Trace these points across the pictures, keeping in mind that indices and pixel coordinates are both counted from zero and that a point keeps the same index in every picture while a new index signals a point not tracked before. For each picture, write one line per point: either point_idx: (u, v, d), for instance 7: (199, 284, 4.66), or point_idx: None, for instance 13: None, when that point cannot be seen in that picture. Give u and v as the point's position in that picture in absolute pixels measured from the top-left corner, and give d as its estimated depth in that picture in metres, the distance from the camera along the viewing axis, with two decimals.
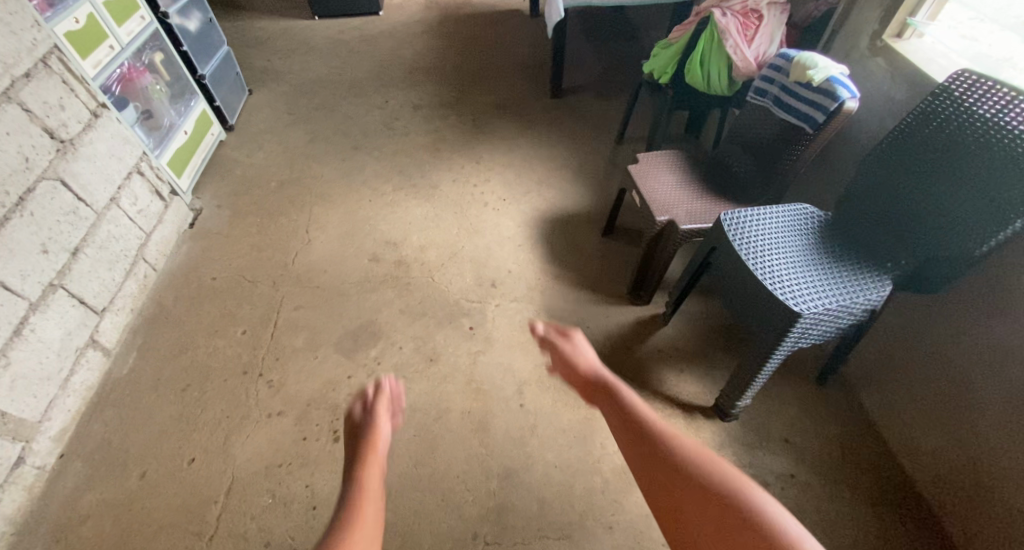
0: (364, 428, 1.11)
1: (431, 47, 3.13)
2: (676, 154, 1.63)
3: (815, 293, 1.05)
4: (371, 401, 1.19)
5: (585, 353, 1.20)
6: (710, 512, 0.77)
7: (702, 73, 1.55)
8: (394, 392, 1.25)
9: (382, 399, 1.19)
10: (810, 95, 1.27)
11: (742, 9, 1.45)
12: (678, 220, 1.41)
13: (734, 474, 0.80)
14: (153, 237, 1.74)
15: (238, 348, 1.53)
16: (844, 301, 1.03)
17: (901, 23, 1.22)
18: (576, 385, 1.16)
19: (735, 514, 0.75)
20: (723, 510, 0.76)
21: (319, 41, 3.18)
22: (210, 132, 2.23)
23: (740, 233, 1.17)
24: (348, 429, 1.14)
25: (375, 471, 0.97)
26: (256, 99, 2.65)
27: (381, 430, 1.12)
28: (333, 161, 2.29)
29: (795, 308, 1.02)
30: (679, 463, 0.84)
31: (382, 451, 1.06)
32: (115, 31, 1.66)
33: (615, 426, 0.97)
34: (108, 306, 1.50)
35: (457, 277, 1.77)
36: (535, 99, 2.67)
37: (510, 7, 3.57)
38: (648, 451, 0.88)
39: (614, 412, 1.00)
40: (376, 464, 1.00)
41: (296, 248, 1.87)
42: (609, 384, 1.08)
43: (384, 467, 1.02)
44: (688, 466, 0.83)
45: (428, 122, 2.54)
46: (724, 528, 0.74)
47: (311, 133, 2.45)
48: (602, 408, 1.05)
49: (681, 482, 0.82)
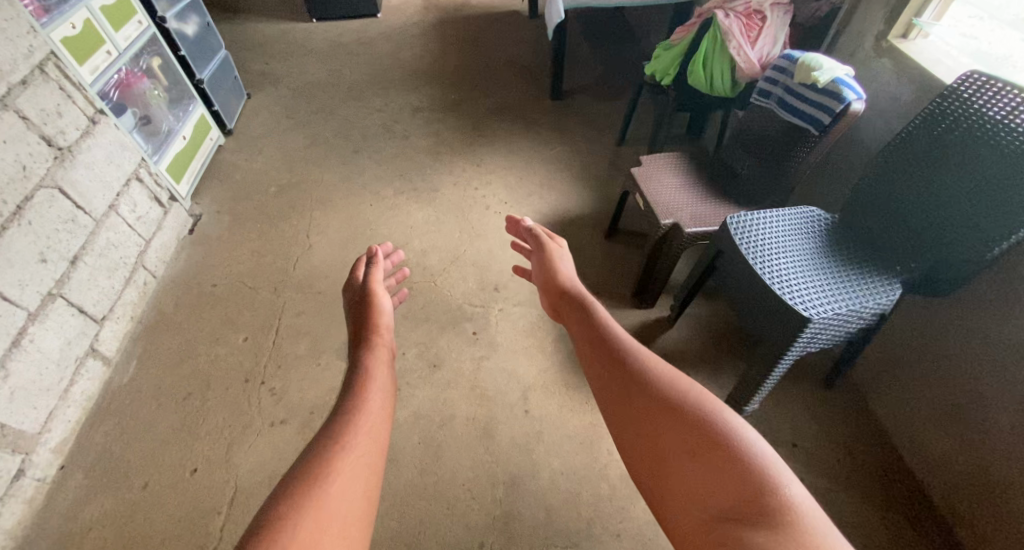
0: (369, 296, 1.23)
1: (430, 50, 3.12)
2: (680, 156, 1.62)
3: (824, 298, 1.04)
4: (368, 272, 1.35)
5: (562, 256, 1.43)
6: (675, 424, 0.78)
7: (705, 75, 1.54)
8: (395, 264, 1.49)
9: (376, 270, 1.34)
10: (815, 97, 1.26)
11: (746, 11, 1.44)
12: (683, 223, 1.40)
13: (709, 398, 0.81)
14: (152, 244, 1.72)
15: (240, 356, 1.52)
16: (854, 306, 1.02)
17: (907, 23, 1.21)
18: (552, 293, 1.31)
19: (703, 426, 0.76)
20: (693, 424, 0.77)
21: (317, 44, 3.17)
22: (209, 137, 2.22)
23: (746, 236, 1.16)
24: (350, 296, 1.30)
25: (381, 360, 1.04)
26: (254, 103, 2.64)
27: (382, 302, 1.23)
28: (333, 165, 2.27)
29: (804, 314, 1.01)
30: (654, 381, 0.86)
31: (389, 335, 1.15)
32: (112, 36, 1.64)
33: (594, 346, 1.01)
34: (107, 314, 1.48)
35: (459, 282, 1.77)
36: (534, 101, 2.66)
37: (509, 8, 3.56)
38: (622, 369, 0.91)
39: (595, 332, 1.04)
40: (384, 349, 1.09)
41: (297, 254, 1.86)
42: (591, 304, 1.16)
43: (391, 355, 1.10)
44: (661, 385, 0.85)
45: (428, 125, 2.53)
46: (692, 438, 0.76)
47: (310, 137, 2.43)
48: (581, 328, 1.10)
49: (650, 398, 0.84)
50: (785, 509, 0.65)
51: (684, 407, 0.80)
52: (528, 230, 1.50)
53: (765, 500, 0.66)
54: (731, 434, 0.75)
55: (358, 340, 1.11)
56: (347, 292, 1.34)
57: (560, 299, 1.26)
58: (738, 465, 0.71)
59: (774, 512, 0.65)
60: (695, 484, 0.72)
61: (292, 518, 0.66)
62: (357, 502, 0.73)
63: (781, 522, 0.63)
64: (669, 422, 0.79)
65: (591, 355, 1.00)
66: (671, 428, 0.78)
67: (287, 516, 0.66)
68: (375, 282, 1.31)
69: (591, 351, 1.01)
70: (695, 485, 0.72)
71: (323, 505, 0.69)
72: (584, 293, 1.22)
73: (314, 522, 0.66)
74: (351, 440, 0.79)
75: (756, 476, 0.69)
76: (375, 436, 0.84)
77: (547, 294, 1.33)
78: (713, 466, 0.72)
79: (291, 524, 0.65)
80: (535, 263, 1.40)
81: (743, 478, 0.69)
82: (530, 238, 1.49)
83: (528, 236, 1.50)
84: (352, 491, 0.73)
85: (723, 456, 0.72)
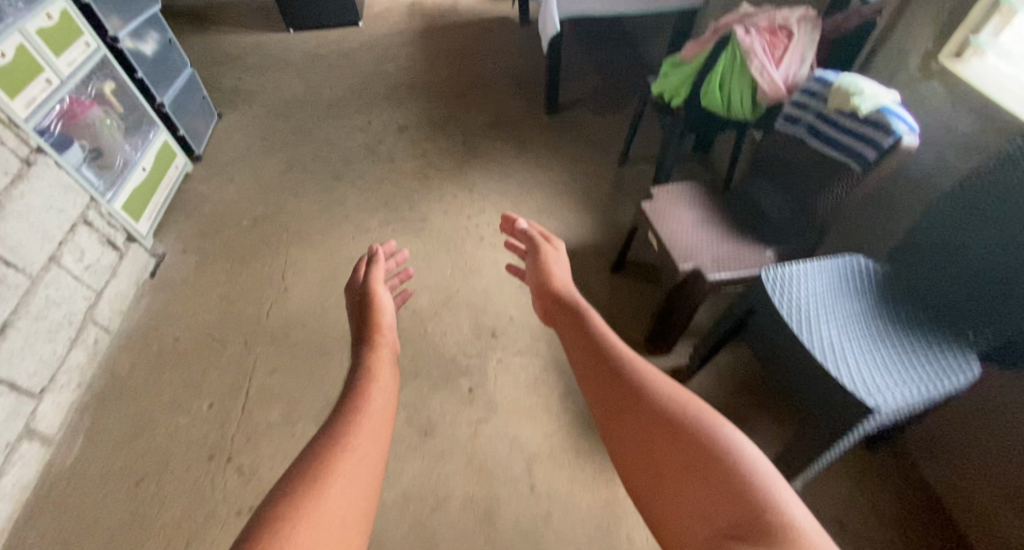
0: (370, 293, 1.25)
1: (416, 61, 2.94)
2: (694, 187, 1.46)
3: (891, 380, 0.86)
4: (368, 269, 1.37)
5: (557, 258, 1.37)
6: (671, 435, 0.68)
7: (721, 96, 1.38)
8: (400, 264, 1.50)
9: (378, 267, 1.36)
10: (855, 127, 1.10)
11: (769, 26, 1.27)
12: (704, 268, 1.24)
13: (706, 410, 0.70)
14: (105, 295, 1.54)
15: (204, 426, 1.34)
16: (927, 392, 0.85)
17: (962, 40, 1.03)
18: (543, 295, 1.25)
19: (701, 439, 0.66)
20: (688, 437, 0.67)
21: (295, 56, 2.98)
22: (173, 165, 2.03)
23: (789, 300, 0.98)
24: (351, 295, 1.32)
25: (385, 363, 1.01)
26: (226, 124, 2.45)
27: (382, 299, 1.25)
28: (312, 193, 2.09)
29: (870, 404, 0.82)
30: (644, 388, 0.76)
31: (390, 337, 1.14)
32: (53, 62, 1.45)
33: (583, 351, 0.91)
34: (47, 385, 1.30)
35: (453, 327, 1.60)
36: (529, 116, 2.49)
37: (498, 14, 3.40)
38: (611, 374, 0.81)
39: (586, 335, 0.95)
40: (388, 350, 1.07)
41: (272, 298, 1.68)
42: (581, 309, 1.08)
43: (395, 358, 1.08)
44: (655, 393, 0.75)
45: (415, 145, 2.35)
46: (686, 453, 0.65)
47: (287, 161, 2.25)
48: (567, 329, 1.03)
49: (642, 407, 0.73)
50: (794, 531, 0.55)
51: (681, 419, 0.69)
52: (521, 231, 1.44)
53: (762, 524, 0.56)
54: (731, 449, 0.65)
55: (363, 341, 1.09)
56: (350, 291, 1.37)
57: (550, 302, 1.18)
58: (737, 481, 0.61)
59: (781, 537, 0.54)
60: (689, 501, 0.61)
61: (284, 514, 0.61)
62: (353, 500, 0.68)
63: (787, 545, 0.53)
64: (663, 434, 0.68)
65: (580, 361, 0.90)
66: (666, 441, 0.67)
67: (284, 516, 0.61)
68: (376, 281, 1.32)
69: (578, 357, 0.91)
70: (690, 504, 0.61)
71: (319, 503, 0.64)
72: (576, 297, 1.16)
73: (309, 520, 0.61)
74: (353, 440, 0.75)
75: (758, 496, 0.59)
76: (375, 439, 0.79)
77: (539, 298, 1.26)
78: (710, 486, 0.61)
79: (293, 517, 0.61)
80: (526, 263, 1.35)
81: (746, 500, 0.58)
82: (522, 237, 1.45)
83: (519, 235, 1.46)
84: (349, 495, 0.68)
85: (721, 475, 0.61)
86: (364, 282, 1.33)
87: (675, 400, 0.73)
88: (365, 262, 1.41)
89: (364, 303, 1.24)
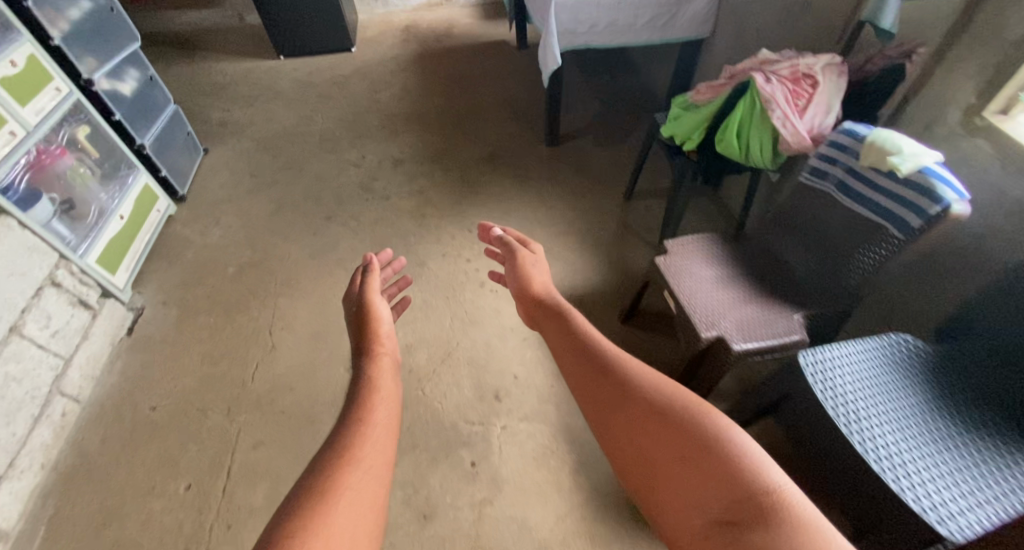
0: (365, 304, 1.14)
1: (411, 89, 2.86)
2: (713, 238, 1.36)
3: (961, 496, 0.75)
4: (363, 278, 1.25)
5: (539, 262, 1.32)
6: (663, 425, 0.65)
7: (739, 144, 1.29)
8: (394, 269, 1.40)
9: (374, 274, 1.24)
10: (895, 188, 1.00)
11: (792, 74, 1.18)
12: (729, 337, 1.13)
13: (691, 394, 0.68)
14: (75, 361, 1.43)
15: (179, 513, 1.23)
16: (1007, 511, 0.73)
17: (1010, 96, 0.94)
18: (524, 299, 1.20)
19: (695, 426, 0.63)
20: (680, 423, 0.64)
21: (286, 85, 2.89)
22: (155, 208, 1.93)
23: (833, 391, 0.87)
24: (346, 306, 1.20)
25: (386, 371, 0.94)
26: (213, 159, 2.35)
27: (379, 310, 1.13)
28: (303, 236, 1.99)
29: (942, 530, 0.71)
30: (631, 379, 0.73)
31: (393, 347, 1.03)
32: (18, 112, 1.35)
33: (567, 346, 0.87)
34: (4, 472, 1.20)
35: (452, 388, 1.48)
36: (528, 148, 2.41)
37: (496, 38, 3.32)
38: (597, 367, 0.77)
39: (569, 331, 0.90)
40: (388, 360, 0.98)
41: (258, 357, 1.56)
42: (564, 307, 1.03)
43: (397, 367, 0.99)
44: (641, 382, 0.72)
45: (410, 181, 2.26)
46: (679, 441, 0.63)
47: (277, 200, 2.15)
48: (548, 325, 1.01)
49: (631, 399, 0.70)
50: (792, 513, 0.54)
51: (671, 407, 0.66)
52: (497, 237, 1.39)
53: (760, 508, 0.55)
54: (724, 433, 0.62)
55: (359, 352, 1.00)
56: (345, 301, 1.24)
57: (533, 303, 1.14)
58: (733, 465, 0.59)
59: (777, 521, 0.53)
60: (684, 492, 0.60)
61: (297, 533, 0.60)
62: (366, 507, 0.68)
63: (785, 530, 0.52)
64: (654, 424, 0.65)
65: (563, 355, 0.86)
66: (657, 429, 0.65)
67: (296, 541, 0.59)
68: (372, 289, 1.20)
69: (563, 351, 0.86)
70: (685, 494, 0.60)
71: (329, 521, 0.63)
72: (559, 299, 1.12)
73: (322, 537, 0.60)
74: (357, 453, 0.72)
75: (754, 478, 0.57)
76: (381, 447, 0.76)
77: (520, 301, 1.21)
78: (705, 474, 0.59)
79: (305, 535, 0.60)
80: (507, 265, 1.30)
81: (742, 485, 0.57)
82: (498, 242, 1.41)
83: (497, 239, 1.41)
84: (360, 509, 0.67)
85: (715, 460, 0.59)
86: (360, 292, 1.21)
87: (663, 390, 0.70)
88: (360, 270, 1.30)
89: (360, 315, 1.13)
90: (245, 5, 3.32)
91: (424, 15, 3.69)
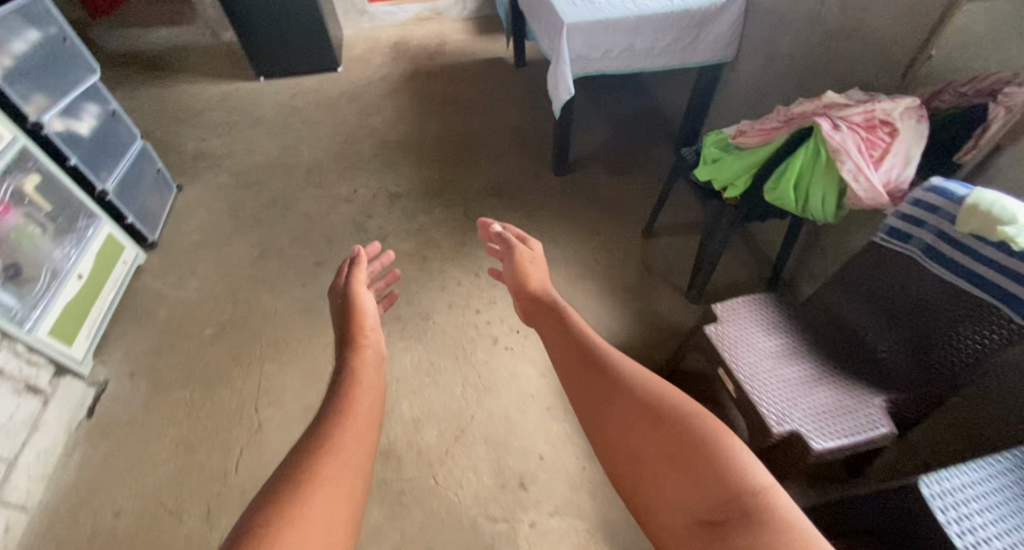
0: (351, 295, 1.21)
1: (403, 113, 2.68)
2: (766, 301, 1.20)
3: None
4: (350, 272, 1.32)
5: (536, 258, 1.35)
6: (651, 422, 0.65)
7: (796, 196, 1.13)
8: (382, 265, 1.45)
9: (360, 269, 1.31)
10: (1007, 263, 0.82)
11: (864, 121, 1.01)
12: (805, 433, 0.95)
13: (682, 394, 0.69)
14: (20, 461, 1.23)
15: None
16: None
17: None
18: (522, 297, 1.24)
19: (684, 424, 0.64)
20: (667, 422, 0.64)
21: (267, 110, 2.68)
22: (120, 260, 1.71)
23: (971, 538, 0.69)
24: (334, 298, 1.27)
25: (369, 362, 0.97)
26: (187, 197, 2.14)
27: (364, 303, 1.19)
28: (290, 286, 1.79)
29: None
30: (621, 377, 0.74)
31: (376, 338, 1.09)
32: None
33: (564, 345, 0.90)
34: None
35: (469, 474, 1.30)
36: (534, 179, 2.24)
37: (490, 55, 3.16)
38: (591, 368, 0.78)
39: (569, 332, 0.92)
40: (370, 351, 1.02)
41: (242, 441, 1.36)
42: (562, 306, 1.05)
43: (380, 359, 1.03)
44: (633, 381, 0.72)
45: (408, 219, 2.08)
46: (668, 440, 0.63)
47: (261, 244, 1.95)
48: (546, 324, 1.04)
49: (623, 395, 0.71)
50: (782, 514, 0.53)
51: (662, 407, 0.67)
52: (498, 232, 1.44)
53: (750, 508, 0.54)
54: (712, 430, 0.62)
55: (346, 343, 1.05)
56: (333, 293, 1.32)
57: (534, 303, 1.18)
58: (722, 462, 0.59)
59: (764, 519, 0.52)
60: (670, 494, 0.60)
61: (267, 524, 0.60)
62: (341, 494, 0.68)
63: (771, 528, 0.52)
64: (643, 421, 0.66)
65: (560, 359, 0.87)
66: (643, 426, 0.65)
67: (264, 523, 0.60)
68: (357, 283, 1.26)
69: (560, 354, 0.88)
70: (673, 494, 0.59)
71: (306, 512, 0.63)
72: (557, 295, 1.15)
73: (294, 526, 0.60)
74: (336, 444, 0.73)
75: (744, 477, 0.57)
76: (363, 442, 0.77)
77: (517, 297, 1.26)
78: (692, 471, 0.59)
79: (275, 519, 0.61)
80: (505, 263, 1.34)
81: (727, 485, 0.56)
82: (497, 239, 1.44)
83: (497, 237, 1.45)
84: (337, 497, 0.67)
85: (705, 459, 0.59)
86: (346, 286, 1.28)
87: (652, 388, 0.71)
88: (349, 263, 1.36)
89: (346, 308, 1.19)
90: (219, 22, 3.09)
91: (413, 30, 3.51)
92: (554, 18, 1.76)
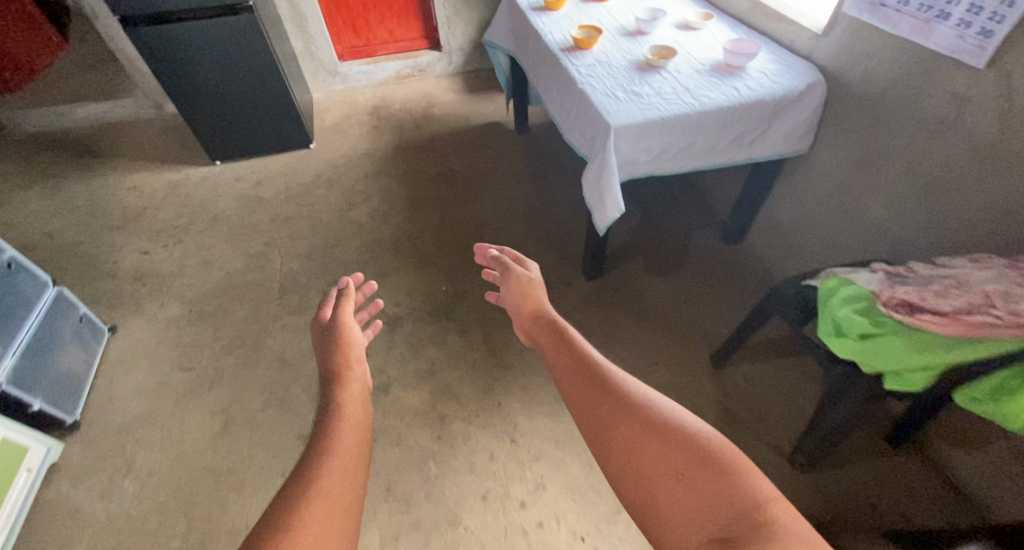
0: (336, 327, 1.08)
1: (393, 199, 2.27)
2: None
3: None
4: (336, 303, 1.15)
5: (533, 279, 1.23)
6: (660, 441, 0.68)
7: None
8: (368, 294, 1.27)
9: (348, 302, 1.15)
10: None
11: None
12: None
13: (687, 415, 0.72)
14: None
15: None
16: None
17: None
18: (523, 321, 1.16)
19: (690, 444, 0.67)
20: (674, 439, 0.68)
21: (226, 204, 2.24)
22: (21, 471, 1.25)
23: None
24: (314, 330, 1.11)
25: (356, 397, 0.90)
26: (124, 343, 1.68)
27: (353, 335, 1.07)
28: (266, 481, 1.34)
29: None
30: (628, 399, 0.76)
31: (362, 372, 0.99)
32: None
33: (570, 366, 0.90)
34: None
35: None
36: (562, 287, 1.86)
37: (486, 118, 2.79)
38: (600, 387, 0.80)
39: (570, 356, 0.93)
40: (357, 385, 0.94)
41: None
42: (563, 330, 1.04)
43: (367, 390, 0.95)
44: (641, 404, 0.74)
45: (414, 355, 1.66)
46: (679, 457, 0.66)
47: (224, 410, 1.50)
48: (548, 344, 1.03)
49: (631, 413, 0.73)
50: (781, 520, 0.58)
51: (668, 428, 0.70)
52: (493, 256, 1.31)
53: (754, 514, 0.58)
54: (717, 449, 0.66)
55: (330, 378, 0.94)
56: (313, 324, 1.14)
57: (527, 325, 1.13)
58: (732, 476, 0.63)
59: (769, 526, 0.57)
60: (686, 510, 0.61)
61: None
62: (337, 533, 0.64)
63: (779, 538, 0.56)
64: (652, 441, 0.68)
65: (567, 380, 0.87)
66: (655, 447, 0.67)
67: None
68: (346, 312, 1.12)
69: (567, 376, 0.88)
70: (682, 507, 0.62)
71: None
72: (549, 317, 1.11)
73: None
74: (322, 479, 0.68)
75: (746, 486, 0.61)
76: (353, 474, 0.72)
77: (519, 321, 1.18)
78: (700, 485, 0.63)
79: None
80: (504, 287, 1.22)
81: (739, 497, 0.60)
82: (493, 263, 1.30)
83: (491, 260, 1.30)
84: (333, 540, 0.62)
85: (715, 471, 0.63)
86: (330, 319, 1.11)
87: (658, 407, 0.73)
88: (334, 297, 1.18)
89: (331, 340, 1.05)
90: (160, 93, 2.63)
91: (394, 90, 3.12)
92: (596, 118, 1.43)
